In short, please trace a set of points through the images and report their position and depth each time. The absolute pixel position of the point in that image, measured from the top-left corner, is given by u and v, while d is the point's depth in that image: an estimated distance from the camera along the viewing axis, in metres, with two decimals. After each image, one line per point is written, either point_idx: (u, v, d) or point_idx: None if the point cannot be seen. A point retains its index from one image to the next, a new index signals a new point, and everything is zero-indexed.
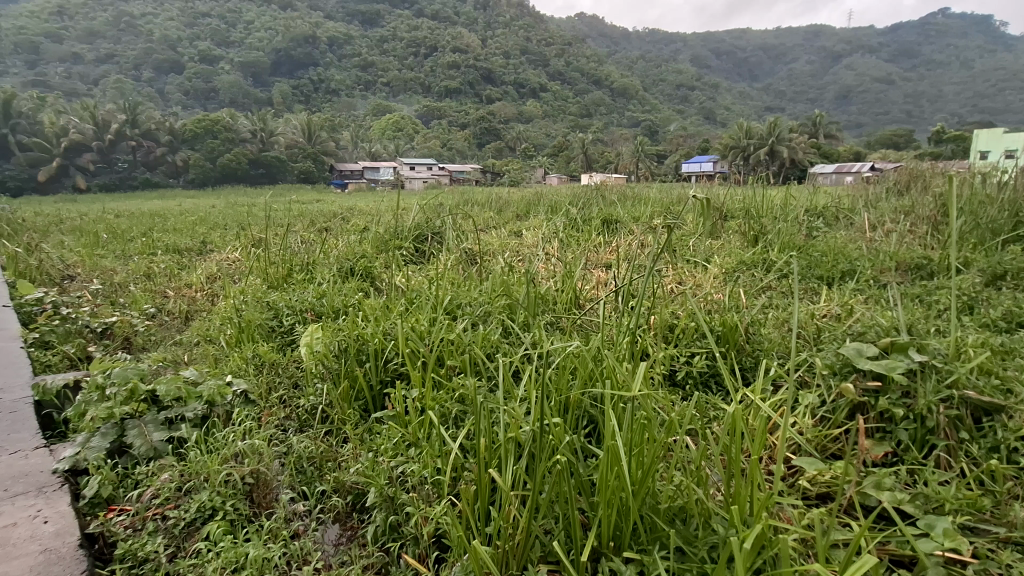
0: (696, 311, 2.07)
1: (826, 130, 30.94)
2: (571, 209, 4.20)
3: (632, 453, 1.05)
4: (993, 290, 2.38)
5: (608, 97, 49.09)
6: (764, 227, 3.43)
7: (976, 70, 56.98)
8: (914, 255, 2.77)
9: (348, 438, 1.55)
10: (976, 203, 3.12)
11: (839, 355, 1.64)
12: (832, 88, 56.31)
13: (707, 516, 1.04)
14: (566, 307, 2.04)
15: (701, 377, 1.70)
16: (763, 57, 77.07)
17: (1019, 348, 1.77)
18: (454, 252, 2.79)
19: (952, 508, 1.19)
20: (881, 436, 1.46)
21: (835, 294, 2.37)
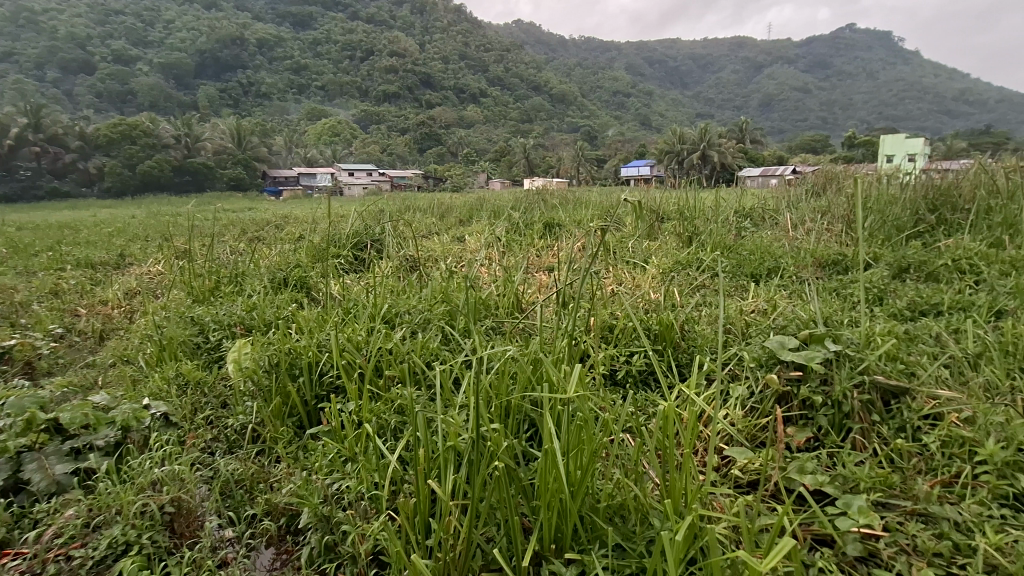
0: (632, 312, 2.14)
1: (751, 136, 32.89)
2: (513, 214, 4.24)
3: (569, 455, 1.06)
4: (898, 282, 2.60)
5: (548, 103, 50.00)
6: (697, 227, 3.59)
7: (880, 82, 62.41)
8: (831, 252, 2.97)
9: (281, 457, 1.48)
10: (883, 203, 3.40)
11: (764, 348, 1.74)
12: (756, 96, 59.86)
13: (644, 512, 1.07)
14: (507, 312, 2.06)
15: (639, 376, 1.75)
16: (693, 66, 80.89)
17: (920, 335, 1.94)
18: (394, 259, 2.75)
19: (866, 486, 1.28)
20: (804, 422, 1.56)
21: (761, 290, 2.51)
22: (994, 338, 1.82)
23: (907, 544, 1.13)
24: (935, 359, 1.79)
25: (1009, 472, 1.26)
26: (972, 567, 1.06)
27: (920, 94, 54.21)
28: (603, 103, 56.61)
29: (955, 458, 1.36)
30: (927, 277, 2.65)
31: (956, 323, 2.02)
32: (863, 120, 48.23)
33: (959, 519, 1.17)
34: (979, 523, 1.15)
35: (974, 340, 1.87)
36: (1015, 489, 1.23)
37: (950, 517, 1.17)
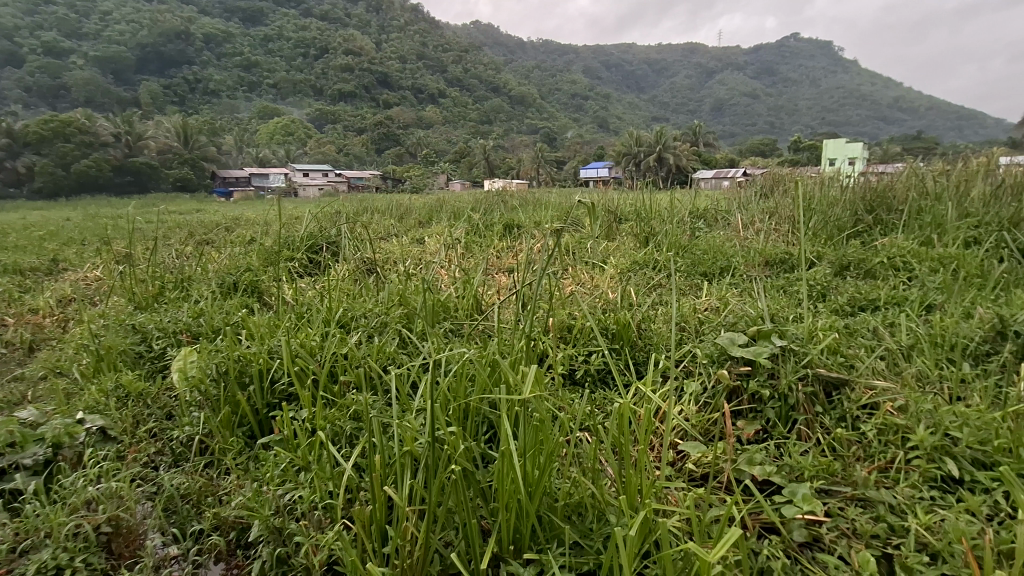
0: (590, 312, 2.17)
1: (704, 139, 34.00)
2: (474, 215, 4.23)
3: (527, 456, 1.07)
4: (839, 278, 2.74)
5: (508, 104, 50.15)
6: (653, 228, 3.68)
7: (823, 89, 65.72)
8: (778, 251, 3.10)
9: (230, 469, 1.43)
10: (826, 204, 3.58)
11: (715, 345, 1.80)
12: (708, 101, 61.88)
13: (600, 509, 1.09)
14: (465, 314, 2.05)
15: (597, 375, 1.78)
16: (648, 71, 82.79)
17: (859, 329, 2.05)
18: (351, 262, 2.70)
19: (810, 474, 1.35)
20: (753, 415, 1.62)
21: (714, 289, 2.60)
22: (924, 330, 1.95)
23: (847, 528, 1.19)
24: (872, 351, 1.90)
25: (937, 455, 1.35)
26: (905, 546, 1.13)
27: (857, 102, 57.43)
28: (562, 105, 57.18)
29: (889, 445, 1.45)
30: (865, 275, 2.80)
31: (891, 317, 2.15)
32: (807, 125, 50.62)
33: (894, 502, 1.24)
34: (910, 504, 1.23)
35: (907, 333, 1.99)
36: (943, 471, 1.32)
37: (886, 500, 1.24)
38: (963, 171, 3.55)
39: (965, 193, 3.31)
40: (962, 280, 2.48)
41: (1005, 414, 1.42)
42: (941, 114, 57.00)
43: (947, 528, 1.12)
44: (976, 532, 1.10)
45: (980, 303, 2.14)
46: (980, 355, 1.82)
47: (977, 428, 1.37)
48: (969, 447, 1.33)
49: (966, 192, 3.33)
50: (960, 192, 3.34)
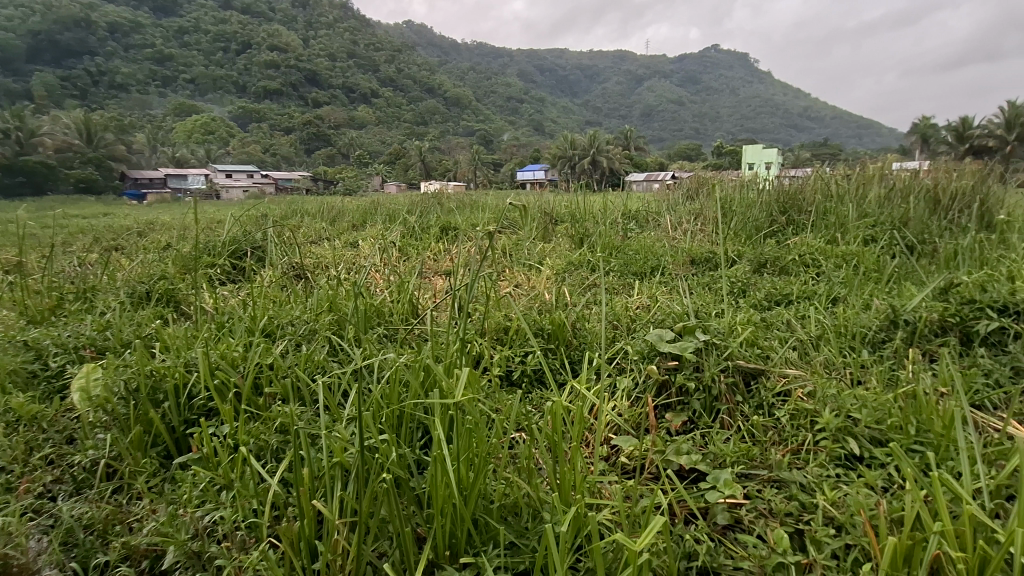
0: (525, 313, 2.20)
1: (634, 143, 35.43)
2: (409, 218, 4.18)
3: (461, 460, 1.07)
4: (757, 275, 2.93)
5: (443, 106, 49.86)
6: (587, 229, 3.78)
7: (741, 98, 70.20)
8: (703, 250, 3.27)
9: (141, 493, 1.32)
10: (745, 206, 3.82)
11: (645, 341, 1.88)
12: (638, 107, 64.38)
13: (535, 508, 1.10)
14: (400, 318, 2.02)
15: (534, 375, 1.81)
16: (579, 76, 84.85)
17: (774, 322, 2.21)
18: (278, 267, 2.58)
19: (731, 460, 1.43)
20: (680, 407, 1.70)
21: (644, 287, 2.71)
22: (829, 322, 2.13)
23: (764, 508, 1.28)
24: (785, 342, 2.05)
25: (841, 435, 1.47)
26: (814, 521, 1.22)
27: (771, 110, 61.81)
28: (497, 108, 57.49)
29: (801, 428, 1.56)
30: (780, 271, 3.01)
31: (802, 310, 2.32)
32: (727, 132, 53.89)
33: (805, 480, 1.34)
34: (819, 482, 1.33)
35: (816, 324, 2.17)
36: (846, 450, 1.44)
37: (798, 479, 1.34)
38: (861, 175, 3.90)
39: (863, 195, 3.65)
40: (863, 274, 2.72)
41: (896, 394, 1.58)
42: (843, 123, 62.52)
43: (849, 501, 1.23)
44: (873, 503, 1.21)
45: (876, 295, 2.37)
46: (878, 343, 2.01)
47: (873, 410, 1.51)
48: (868, 426, 1.47)
49: (864, 195, 3.67)
50: (859, 195, 3.67)
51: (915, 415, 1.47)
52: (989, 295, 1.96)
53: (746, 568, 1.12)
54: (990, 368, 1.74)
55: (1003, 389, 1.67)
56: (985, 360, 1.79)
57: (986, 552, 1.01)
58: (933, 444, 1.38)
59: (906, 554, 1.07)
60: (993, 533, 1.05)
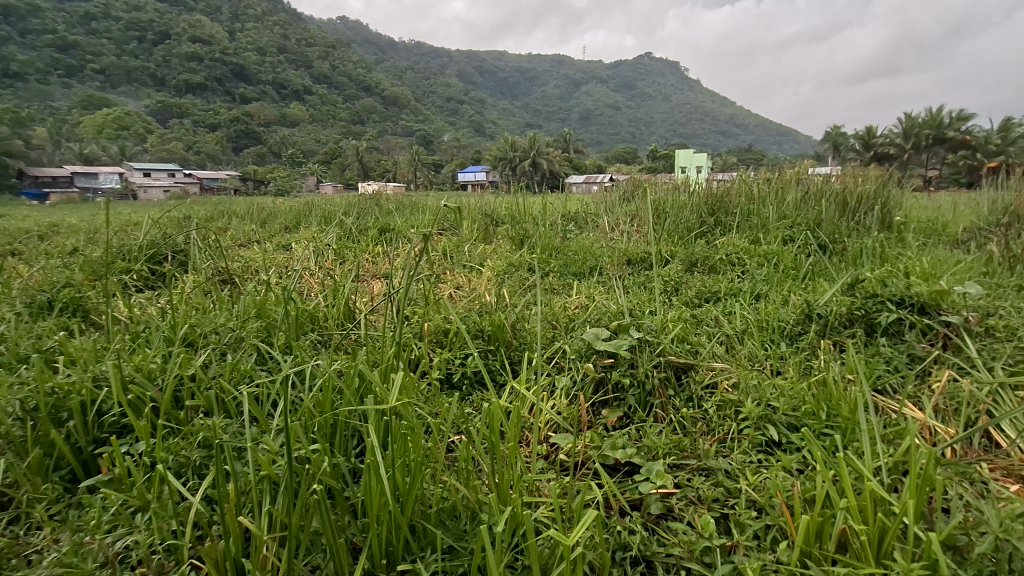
0: (465, 314, 2.19)
1: (573, 146, 36.25)
2: (346, 219, 4.06)
3: (397, 466, 1.06)
4: (688, 274, 3.07)
5: (381, 106, 48.82)
6: (526, 230, 3.82)
7: (673, 105, 73.40)
8: (639, 251, 3.39)
9: (42, 521, 1.21)
10: (678, 208, 4.01)
11: (582, 340, 1.93)
12: (576, 111, 65.77)
13: (473, 510, 1.11)
14: (335, 324, 1.97)
15: (474, 377, 1.81)
16: (518, 79, 85.57)
17: (703, 318, 2.33)
18: (202, 272, 2.43)
19: (663, 452, 1.49)
20: (617, 403, 1.75)
21: (582, 287, 2.78)
22: (752, 317, 2.28)
23: (693, 496, 1.35)
24: (713, 336, 2.17)
25: (762, 423, 1.58)
26: (739, 505, 1.30)
27: (700, 118, 65.06)
28: (437, 109, 56.97)
29: (726, 418, 1.66)
30: (709, 270, 3.17)
31: (729, 306, 2.46)
32: (661, 137, 56.18)
33: (729, 467, 1.42)
34: (742, 468, 1.42)
35: (741, 319, 2.30)
36: (767, 436, 1.54)
37: (723, 466, 1.42)
38: (780, 180, 4.18)
39: (782, 198, 3.91)
40: (782, 272, 2.92)
41: (810, 382, 1.71)
42: (764, 131, 66.82)
43: (768, 485, 1.32)
44: (789, 486, 1.30)
45: (794, 291, 2.55)
46: (795, 335, 2.16)
47: (789, 399, 1.63)
48: (785, 413, 1.58)
49: (783, 197, 3.93)
50: (779, 198, 3.92)
51: (826, 401, 1.60)
52: (889, 288, 2.16)
53: (677, 554, 1.17)
54: (891, 356, 1.92)
55: (901, 373, 1.84)
56: (885, 348, 1.97)
57: (885, 523, 1.11)
58: (841, 427, 1.50)
59: (818, 530, 1.16)
60: (891, 505, 1.16)
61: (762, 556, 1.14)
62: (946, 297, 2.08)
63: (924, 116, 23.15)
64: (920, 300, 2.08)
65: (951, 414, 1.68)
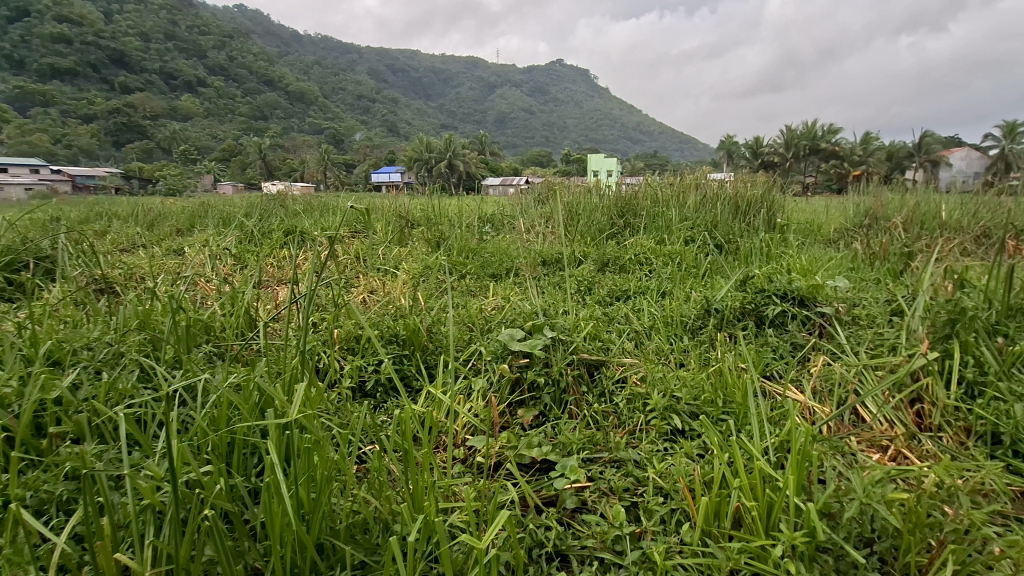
0: (378, 319, 2.12)
1: (488, 149, 36.53)
2: (247, 222, 3.77)
3: (300, 484, 1.01)
4: (600, 274, 3.19)
5: (286, 101, 46.16)
6: (442, 232, 3.78)
7: (584, 110, 76.23)
8: (554, 251, 3.48)
9: None
10: (590, 210, 4.16)
11: (497, 341, 1.93)
12: (492, 113, 66.25)
13: (385, 521, 1.08)
14: (234, 334, 1.84)
15: (388, 384, 1.76)
16: (433, 79, 84.62)
17: (614, 316, 2.44)
18: (72, 281, 2.16)
19: (577, 446, 1.54)
20: (533, 402, 1.78)
21: (498, 288, 2.80)
22: (658, 313, 2.42)
23: (605, 488, 1.40)
24: (623, 333, 2.28)
25: (667, 413, 1.68)
26: (646, 493, 1.37)
27: (609, 125, 68.16)
28: (348, 107, 54.85)
29: (634, 409, 1.74)
30: (620, 269, 3.32)
31: (637, 304, 2.60)
32: (574, 142, 58.11)
33: (638, 457, 1.49)
34: (650, 457, 1.49)
35: (648, 315, 2.44)
36: (671, 425, 1.64)
37: (632, 457, 1.49)
38: (681, 184, 4.47)
39: (683, 202, 4.18)
40: (684, 270, 3.13)
41: (708, 372, 1.85)
42: (667, 138, 71.35)
43: (673, 471, 1.40)
44: (691, 471, 1.39)
45: (694, 288, 2.74)
46: (695, 329, 2.32)
47: (690, 391, 1.75)
48: (687, 403, 1.70)
49: (684, 200, 4.20)
50: (680, 201, 4.19)
51: (721, 389, 1.74)
52: (774, 284, 2.38)
53: (592, 545, 1.21)
54: (777, 345, 2.11)
55: (786, 360, 2.04)
56: (772, 337, 2.17)
57: (771, 498, 1.22)
58: (735, 413, 1.63)
59: (716, 510, 1.25)
60: (776, 481, 1.27)
61: (667, 540, 1.21)
62: (820, 290, 2.33)
63: (801, 128, 26.13)
64: (800, 294, 2.31)
65: (826, 394, 1.88)
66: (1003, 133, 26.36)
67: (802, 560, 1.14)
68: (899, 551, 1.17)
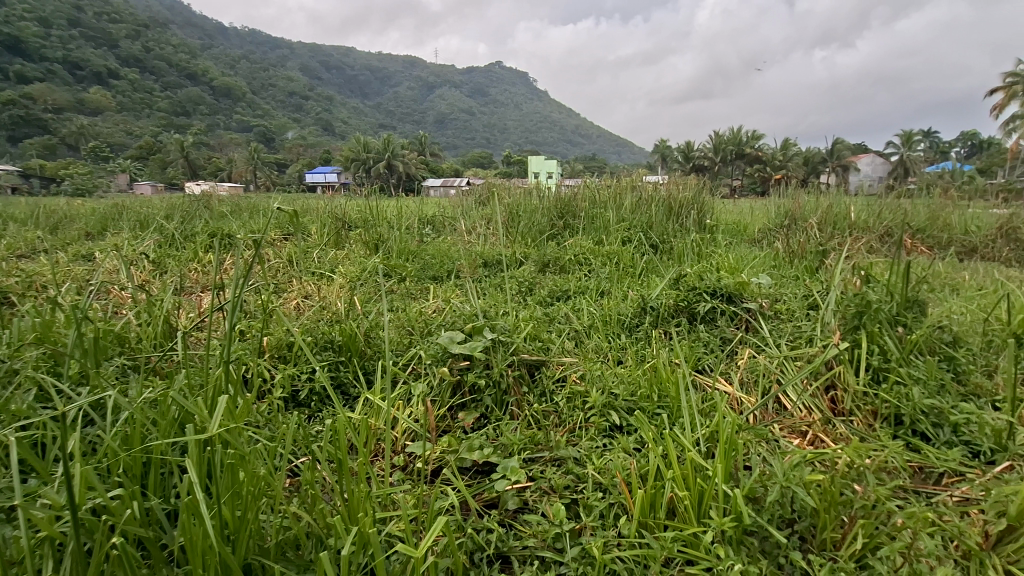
0: (313, 325, 2.04)
1: (429, 150, 36.18)
2: (167, 225, 3.51)
3: (224, 501, 0.95)
4: (541, 275, 3.24)
5: (211, 97, 43.48)
6: (381, 234, 3.68)
7: (524, 113, 77.11)
8: (495, 253, 3.49)
9: None
10: (531, 212, 4.21)
11: (437, 344, 1.91)
12: (432, 114, 65.57)
13: (320, 535, 1.05)
14: (151, 346, 1.71)
15: (323, 393, 1.70)
16: (370, 78, 82.69)
17: (554, 315, 2.49)
18: None
19: (519, 447, 1.55)
20: (474, 405, 1.77)
21: (439, 291, 2.77)
22: (596, 312, 2.49)
23: (546, 486, 1.41)
24: (564, 333, 2.32)
25: (606, 410, 1.72)
26: (586, 489, 1.39)
27: (549, 128, 69.36)
28: (280, 105, 52.49)
29: (574, 407, 1.77)
30: (560, 270, 3.38)
31: (577, 303, 2.65)
32: (515, 145, 58.61)
33: (578, 455, 1.52)
34: (589, 453, 1.53)
35: (587, 314, 2.50)
36: (610, 421, 1.68)
37: (572, 454, 1.51)
38: (619, 186, 4.60)
39: (620, 203, 4.31)
40: (622, 269, 3.23)
41: (644, 369, 1.91)
42: (604, 142, 73.54)
43: (611, 466, 1.43)
44: (628, 465, 1.43)
45: (630, 287, 2.83)
46: (632, 326, 2.40)
47: (627, 388, 1.80)
48: (625, 399, 1.75)
49: (621, 202, 4.33)
50: (617, 202, 4.32)
51: (657, 384, 1.80)
52: (704, 282, 2.50)
53: (532, 545, 1.22)
54: (708, 340, 2.22)
55: (715, 354, 2.15)
56: (704, 333, 2.27)
57: (702, 486, 1.27)
58: (668, 407, 1.70)
59: (651, 502, 1.29)
60: (707, 469, 1.33)
61: (606, 534, 1.24)
62: (746, 287, 2.46)
63: (727, 134, 27.64)
64: (728, 291, 2.44)
65: (752, 385, 2.00)
66: (900, 141, 29.13)
67: (730, 544, 1.20)
68: (815, 529, 1.26)
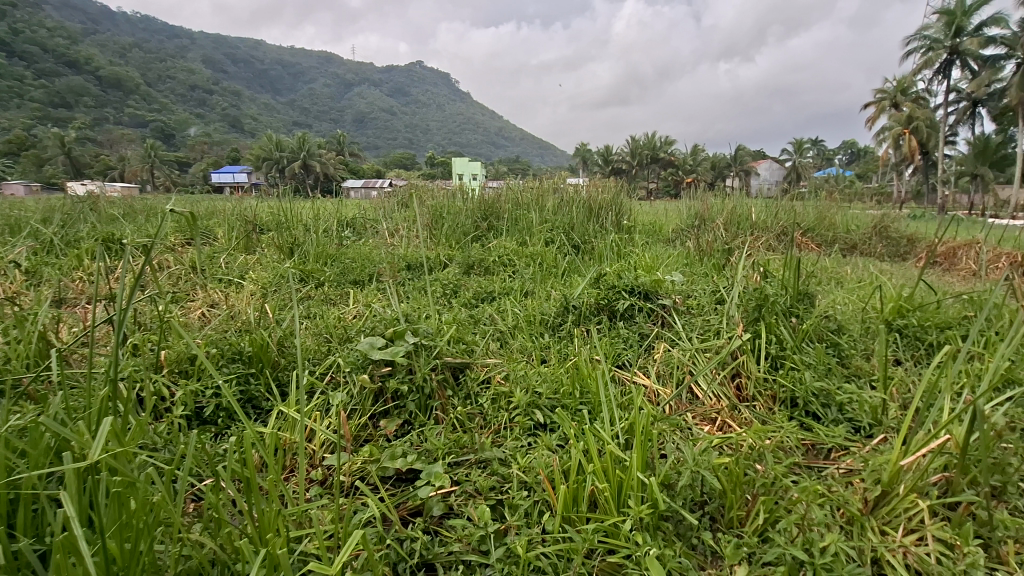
0: (218, 336, 1.90)
1: (348, 150, 35.03)
2: (44, 229, 3.12)
3: (111, 534, 0.86)
4: (466, 276, 3.23)
5: (98, 87, 39.30)
6: (296, 237, 3.50)
7: (447, 114, 76.74)
8: (419, 255, 3.43)
9: None
10: (455, 213, 4.19)
11: (357, 351, 1.84)
12: (351, 113, 63.49)
13: (226, 561, 0.98)
14: (23, 367, 1.52)
15: (231, 408, 1.59)
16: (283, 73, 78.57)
17: (479, 317, 2.49)
18: None
19: (443, 452, 1.53)
20: (396, 410, 1.73)
21: (360, 295, 2.68)
22: (520, 312, 2.52)
23: (471, 489, 1.41)
24: (488, 334, 2.33)
25: (529, 408, 1.75)
26: (510, 489, 1.40)
27: (473, 130, 69.47)
28: (181, 99, 48.54)
29: (499, 409, 1.78)
30: (484, 271, 3.38)
31: (501, 304, 2.67)
32: (438, 147, 58.17)
33: (503, 454, 1.52)
34: (514, 453, 1.54)
35: (511, 315, 2.52)
36: (534, 420, 1.71)
37: (497, 455, 1.51)
38: (541, 188, 4.69)
39: (543, 204, 4.40)
40: (545, 270, 3.29)
41: (566, 367, 1.96)
42: (528, 144, 74.85)
43: (535, 465, 1.45)
44: (551, 462, 1.46)
45: (552, 287, 2.90)
46: (555, 325, 2.45)
47: (550, 387, 1.83)
48: (547, 397, 1.79)
49: (543, 203, 4.42)
50: (540, 204, 4.41)
51: (578, 381, 1.85)
52: (623, 280, 2.60)
53: (457, 550, 1.21)
54: (626, 336, 2.32)
55: (633, 349, 2.25)
56: (623, 329, 2.37)
57: (620, 478, 1.32)
58: (588, 403, 1.75)
59: (574, 496, 1.32)
60: (625, 461, 1.39)
61: (530, 532, 1.25)
62: (661, 285, 2.59)
63: (642, 139, 29.04)
64: (644, 289, 2.56)
65: (667, 377, 2.10)
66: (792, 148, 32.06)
67: (647, 530, 1.26)
68: (723, 508, 1.35)
